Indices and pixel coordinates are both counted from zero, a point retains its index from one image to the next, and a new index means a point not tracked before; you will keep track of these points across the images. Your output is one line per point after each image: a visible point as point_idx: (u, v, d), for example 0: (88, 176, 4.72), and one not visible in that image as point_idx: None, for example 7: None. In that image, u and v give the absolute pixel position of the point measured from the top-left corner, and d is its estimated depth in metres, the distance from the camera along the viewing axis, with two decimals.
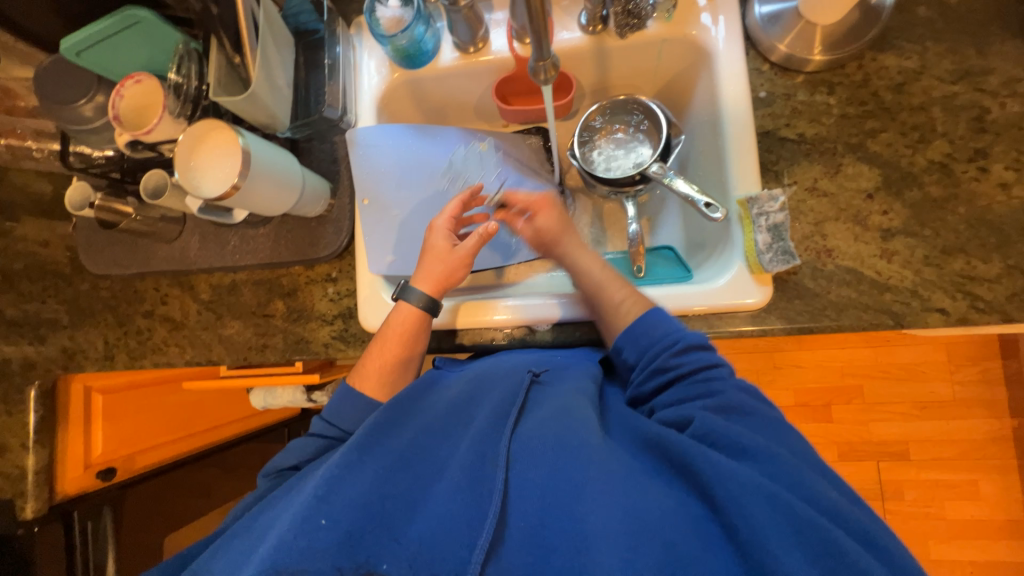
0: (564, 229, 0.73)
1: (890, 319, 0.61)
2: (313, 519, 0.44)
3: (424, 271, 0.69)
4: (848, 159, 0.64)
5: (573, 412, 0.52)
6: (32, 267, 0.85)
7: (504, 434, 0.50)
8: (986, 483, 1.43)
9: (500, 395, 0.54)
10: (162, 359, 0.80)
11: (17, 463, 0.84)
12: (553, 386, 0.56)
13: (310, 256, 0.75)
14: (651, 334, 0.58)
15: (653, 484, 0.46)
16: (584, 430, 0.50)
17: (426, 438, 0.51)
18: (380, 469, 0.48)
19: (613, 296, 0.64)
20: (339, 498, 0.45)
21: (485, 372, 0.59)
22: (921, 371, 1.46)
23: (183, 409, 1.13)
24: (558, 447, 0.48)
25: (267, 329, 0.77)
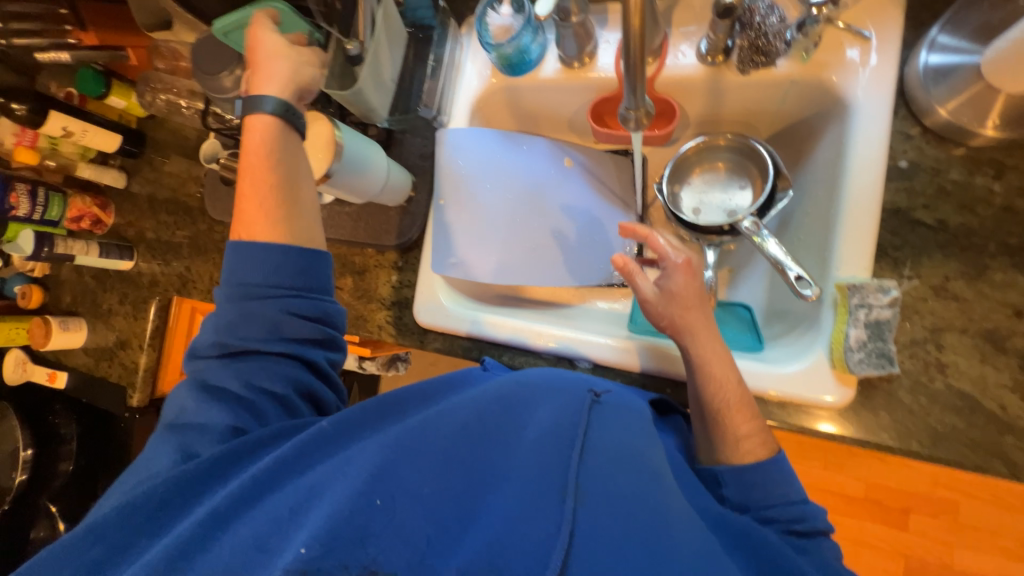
0: (696, 310, 0.57)
1: (1004, 466, 0.50)
2: (368, 500, 0.41)
3: (257, 71, 0.58)
4: (998, 262, 0.52)
5: (640, 455, 0.46)
6: (169, 200, 1.00)
7: (572, 457, 0.44)
8: None
9: (561, 412, 0.49)
10: None
11: (133, 360, 1.01)
12: (618, 418, 0.50)
13: (382, 242, 0.79)
14: (748, 456, 0.52)
15: None
16: (655, 483, 0.43)
17: (483, 436, 0.46)
18: (434, 457, 0.44)
19: (739, 427, 0.53)
20: (394, 483, 0.42)
21: (548, 382, 0.55)
22: None
23: None
24: (630, 491, 0.42)
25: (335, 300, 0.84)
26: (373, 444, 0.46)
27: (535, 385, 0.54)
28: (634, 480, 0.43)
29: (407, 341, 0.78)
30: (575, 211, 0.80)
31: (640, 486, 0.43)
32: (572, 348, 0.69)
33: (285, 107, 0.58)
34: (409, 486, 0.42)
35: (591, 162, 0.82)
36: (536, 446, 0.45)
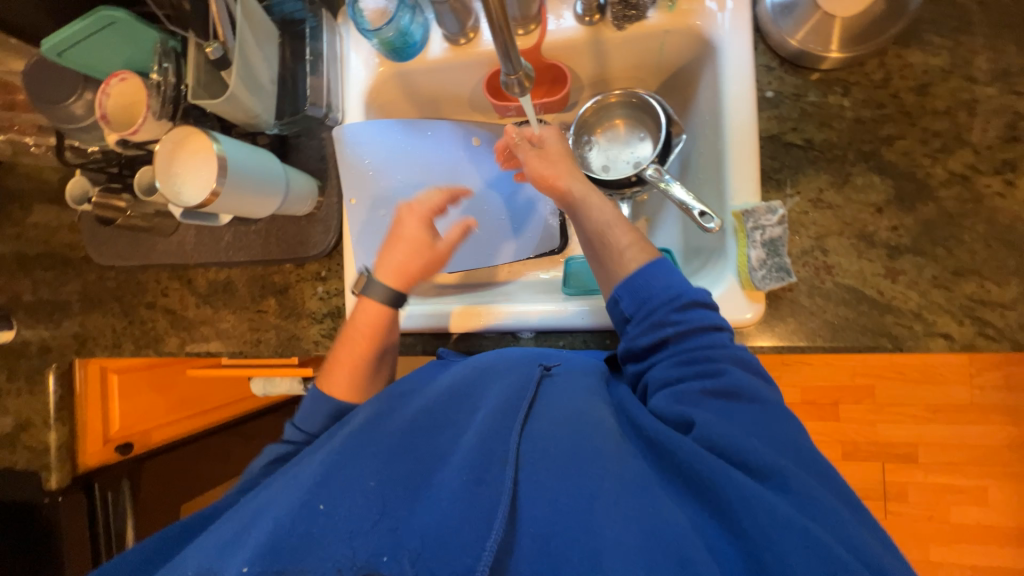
0: (566, 167, 0.65)
1: (890, 342, 0.57)
2: (312, 505, 0.42)
3: (388, 262, 0.68)
4: (858, 168, 0.59)
5: (579, 414, 0.51)
6: (41, 254, 0.88)
7: (514, 432, 0.48)
8: (996, 489, 1.40)
9: (505, 391, 0.54)
10: (165, 348, 0.83)
11: (41, 439, 0.90)
12: (558, 384, 0.56)
13: (300, 255, 0.76)
14: (652, 286, 0.55)
15: (668, 499, 0.44)
16: (594, 433, 0.49)
17: (432, 430, 0.51)
18: (381, 458, 0.47)
19: (618, 239, 0.59)
20: (339, 486, 0.44)
21: (491, 366, 0.59)
22: (939, 374, 1.40)
23: (194, 387, 1.20)
24: (566, 445, 0.47)
25: (261, 325, 0.79)
26: (324, 456, 0.48)
27: (480, 372, 0.58)
28: (571, 434, 0.48)
29: None
30: (492, 188, 0.81)
31: (575, 437, 0.48)
32: (517, 323, 0.70)
33: (397, 300, 0.68)
34: (356, 485, 0.44)
35: (499, 138, 0.81)
36: (481, 425, 0.49)
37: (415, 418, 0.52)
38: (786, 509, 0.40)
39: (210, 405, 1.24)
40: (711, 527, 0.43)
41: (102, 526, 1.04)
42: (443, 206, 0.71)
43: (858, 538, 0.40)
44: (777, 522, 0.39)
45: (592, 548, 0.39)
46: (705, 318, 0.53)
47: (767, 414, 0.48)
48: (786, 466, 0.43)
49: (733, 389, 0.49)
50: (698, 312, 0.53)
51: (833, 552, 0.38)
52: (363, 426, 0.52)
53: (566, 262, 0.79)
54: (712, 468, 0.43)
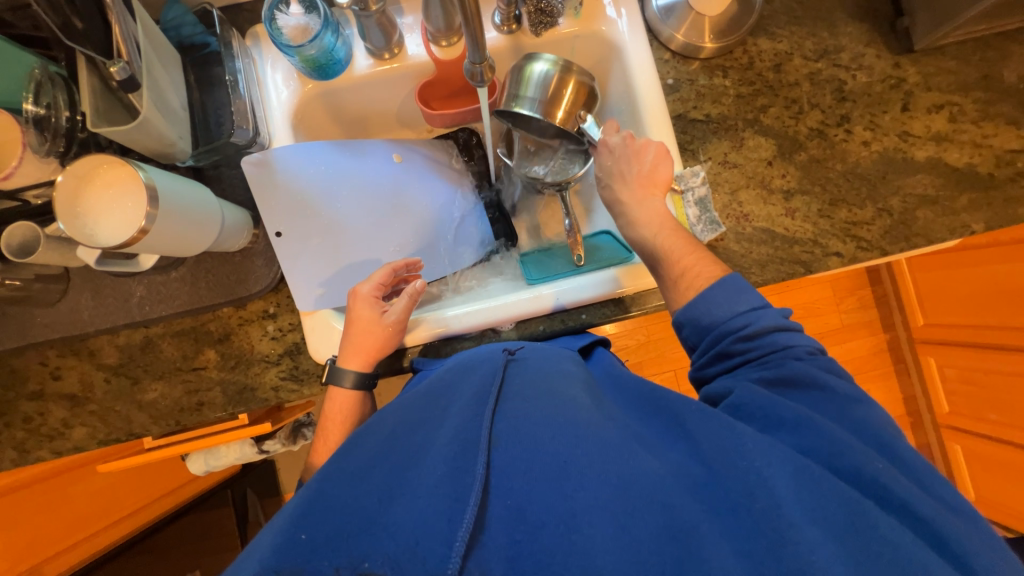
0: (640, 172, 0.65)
1: (802, 267, 0.70)
2: (294, 535, 0.37)
3: (347, 347, 0.65)
4: (748, 132, 0.72)
5: (552, 389, 0.51)
6: None
7: (485, 416, 0.46)
8: (876, 389, 1.73)
9: (477, 385, 0.52)
10: (66, 444, 0.67)
11: None
12: (534, 368, 0.56)
13: (241, 294, 0.68)
14: (715, 314, 0.54)
15: (647, 454, 0.44)
16: (569, 405, 0.48)
17: (406, 435, 0.47)
18: (357, 472, 0.43)
19: (672, 269, 0.60)
20: (318, 512, 0.39)
21: (465, 365, 0.59)
22: (817, 307, 1.71)
23: (93, 499, 0.94)
24: (547, 416, 0.46)
25: (200, 384, 0.68)
26: (302, 490, 0.43)
27: (457, 374, 0.58)
28: (556, 408, 0.47)
29: (315, 387, 0.69)
30: (433, 201, 0.82)
31: (556, 405, 0.48)
32: (488, 321, 0.70)
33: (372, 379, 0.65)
34: (326, 504, 0.40)
35: (429, 152, 0.84)
36: (456, 418, 0.47)
37: (388, 433, 0.49)
38: (781, 448, 0.42)
39: (125, 511, 1.00)
40: (697, 468, 0.43)
41: None
42: (388, 281, 0.70)
43: (844, 453, 0.42)
44: (771, 466, 0.41)
45: (569, 511, 0.38)
46: (774, 342, 0.51)
47: (828, 402, 0.47)
48: (805, 414, 0.45)
49: (790, 379, 0.48)
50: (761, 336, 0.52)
51: (812, 477, 0.40)
52: (341, 449, 0.48)
53: (520, 259, 0.84)
54: (698, 419, 0.46)
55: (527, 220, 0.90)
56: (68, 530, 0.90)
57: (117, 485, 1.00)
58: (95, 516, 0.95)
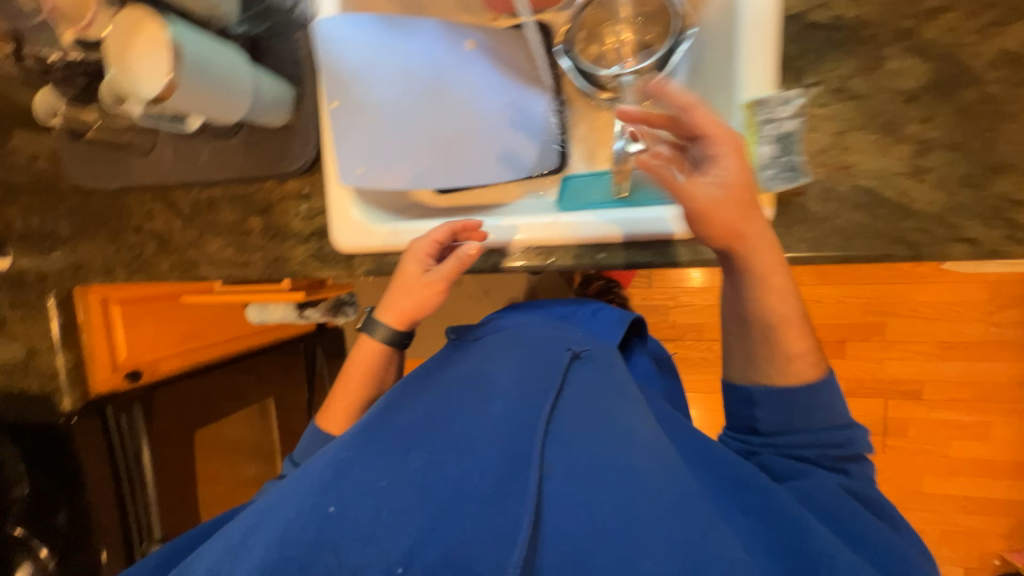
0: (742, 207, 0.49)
1: (906, 250, 0.53)
2: (321, 507, 0.43)
3: (388, 300, 0.69)
4: (892, 50, 0.52)
5: (608, 414, 0.51)
6: (36, 183, 0.89)
7: (537, 436, 0.47)
8: (1000, 425, 1.39)
9: (526, 387, 0.54)
10: (155, 273, 0.83)
11: (49, 365, 0.95)
12: (581, 381, 0.56)
13: (280, 171, 0.72)
14: (812, 420, 0.51)
15: (715, 519, 0.41)
16: (627, 444, 0.47)
17: (444, 420, 0.51)
18: (391, 452, 0.48)
19: (791, 347, 0.52)
20: (350, 488, 0.45)
21: (515, 354, 0.61)
22: (955, 310, 1.37)
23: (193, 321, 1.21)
24: (596, 453, 0.46)
25: (248, 247, 0.77)
26: (338, 454, 0.49)
27: (501, 363, 0.59)
28: (618, 444, 0.47)
29: (334, 271, 0.73)
30: (485, 99, 0.74)
31: (609, 434, 0.48)
32: (541, 238, 0.66)
33: (399, 336, 0.70)
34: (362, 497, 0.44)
35: (492, 40, 0.74)
36: (502, 421, 0.49)
37: (431, 406, 0.53)
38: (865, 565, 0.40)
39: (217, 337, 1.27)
40: (765, 552, 0.40)
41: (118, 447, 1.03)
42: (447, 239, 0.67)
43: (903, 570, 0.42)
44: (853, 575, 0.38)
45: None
46: (863, 465, 0.51)
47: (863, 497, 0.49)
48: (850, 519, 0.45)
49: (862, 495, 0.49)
50: (845, 458, 0.51)
51: None
52: (377, 421, 0.53)
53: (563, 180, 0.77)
54: (764, 500, 0.45)
55: (584, 136, 0.80)
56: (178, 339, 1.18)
57: (210, 318, 1.27)
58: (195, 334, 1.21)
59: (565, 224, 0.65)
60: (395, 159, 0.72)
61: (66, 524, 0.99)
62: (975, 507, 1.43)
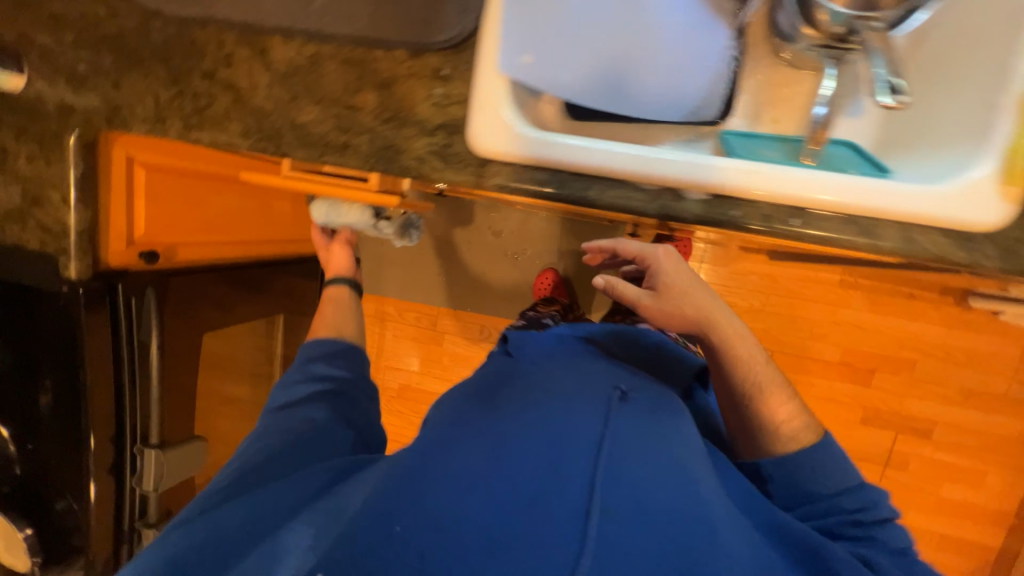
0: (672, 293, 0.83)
1: None
2: (393, 529, 0.58)
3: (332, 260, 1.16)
4: None
5: (647, 449, 0.65)
6: None
7: (593, 462, 0.62)
8: (992, 475, 1.46)
9: (584, 432, 0.66)
10: (221, 133, 0.67)
11: (58, 220, 0.78)
12: (627, 428, 0.68)
13: (422, 39, 0.59)
14: (823, 483, 0.69)
15: (721, 536, 0.57)
16: (665, 480, 0.62)
17: (515, 442, 0.65)
18: (474, 483, 0.61)
19: (777, 414, 0.74)
20: (418, 526, 0.58)
21: (568, 389, 0.75)
22: (985, 361, 1.40)
23: (221, 209, 1.09)
24: (636, 495, 0.60)
25: (353, 127, 0.63)
26: (416, 465, 0.66)
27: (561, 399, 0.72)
28: (670, 487, 0.61)
29: (458, 175, 0.61)
30: (666, 17, 0.65)
31: (660, 480, 0.62)
32: (732, 186, 0.55)
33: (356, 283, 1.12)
34: (455, 477, 0.62)
35: None
36: (562, 448, 0.64)
37: (503, 429, 0.68)
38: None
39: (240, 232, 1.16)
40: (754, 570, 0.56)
41: (124, 333, 0.87)
42: None
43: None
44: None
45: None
46: (890, 534, 0.65)
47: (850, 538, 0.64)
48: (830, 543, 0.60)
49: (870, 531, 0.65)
50: (869, 522, 0.66)
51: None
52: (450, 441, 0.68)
53: (723, 135, 0.67)
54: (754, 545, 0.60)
55: (755, 92, 0.71)
56: (201, 224, 1.05)
57: (227, 212, 1.11)
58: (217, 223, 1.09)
59: (770, 176, 0.54)
60: (567, 56, 0.61)
61: (51, 409, 0.83)
62: (947, 545, 1.51)
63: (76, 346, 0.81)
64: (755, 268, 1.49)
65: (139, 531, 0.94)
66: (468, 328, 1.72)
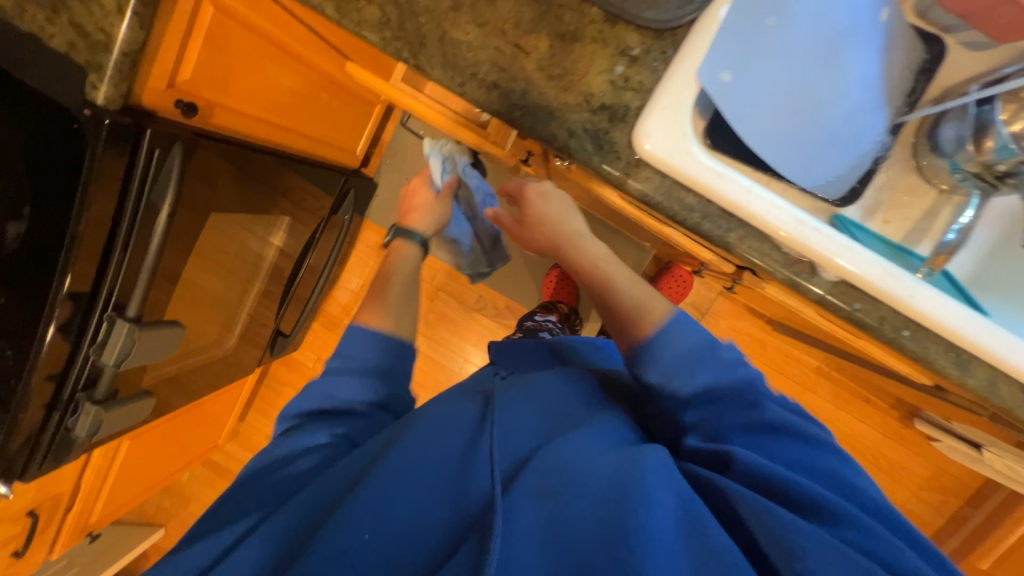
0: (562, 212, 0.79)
1: None
2: (359, 533, 0.51)
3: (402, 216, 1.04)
4: None
5: (571, 435, 0.57)
6: None
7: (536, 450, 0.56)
8: None
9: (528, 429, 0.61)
10: (354, 11, 0.56)
11: (101, 27, 0.60)
12: (525, 399, 0.64)
13: (627, 11, 0.54)
14: None
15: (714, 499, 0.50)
16: (587, 450, 0.55)
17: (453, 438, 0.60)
18: (400, 483, 0.54)
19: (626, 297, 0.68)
20: (362, 518, 0.51)
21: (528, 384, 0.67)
22: (900, 473, 1.58)
23: (263, 81, 0.98)
24: (579, 471, 0.52)
25: (510, 70, 0.56)
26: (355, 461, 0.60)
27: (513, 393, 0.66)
28: (585, 459, 0.54)
29: (605, 165, 0.56)
30: (845, 90, 0.64)
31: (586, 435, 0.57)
32: (854, 274, 0.55)
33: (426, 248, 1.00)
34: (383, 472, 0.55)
35: (889, 39, 0.64)
36: (502, 439, 0.59)
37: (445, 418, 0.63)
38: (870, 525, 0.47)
39: (275, 116, 1.06)
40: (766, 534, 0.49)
41: (134, 187, 0.73)
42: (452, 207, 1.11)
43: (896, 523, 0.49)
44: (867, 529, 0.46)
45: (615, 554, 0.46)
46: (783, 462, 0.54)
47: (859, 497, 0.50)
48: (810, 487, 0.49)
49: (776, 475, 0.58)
50: None
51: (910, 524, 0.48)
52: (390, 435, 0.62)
53: (839, 219, 0.66)
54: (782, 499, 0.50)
55: (883, 189, 0.70)
56: (239, 93, 0.93)
57: (280, 90, 1.04)
58: (253, 97, 0.97)
59: (907, 286, 0.54)
60: (756, 87, 0.60)
61: (19, 242, 0.69)
62: None
63: (73, 182, 0.67)
64: (749, 330, 1.56)
65: (80, 403, 0.84)
66: (463, 292, 1.67)
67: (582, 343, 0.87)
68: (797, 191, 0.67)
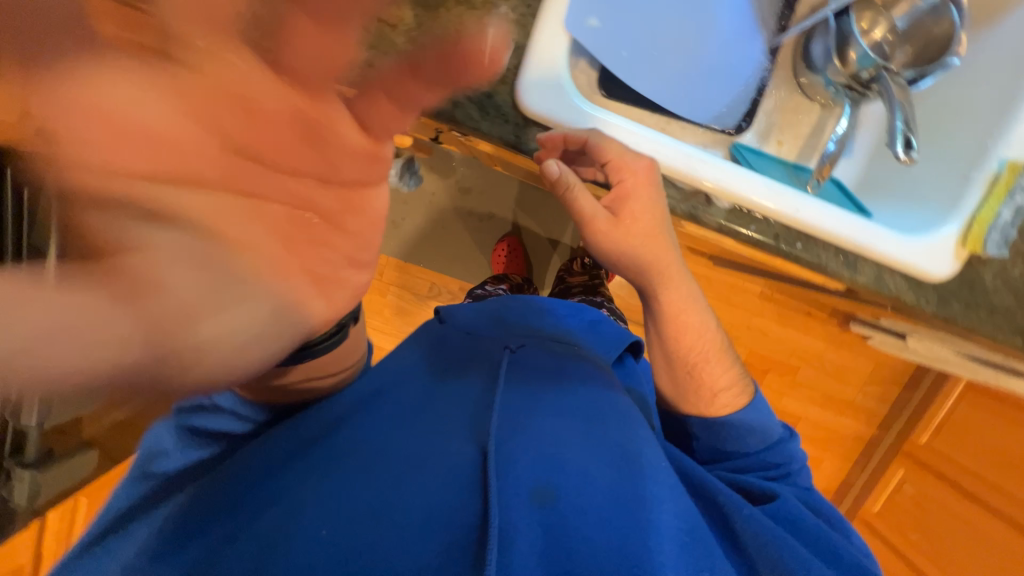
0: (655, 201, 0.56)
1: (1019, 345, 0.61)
2: (318, 531, 0.47)
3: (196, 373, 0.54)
4: None
5: (580, 430, 0.59)
6: None
7: (543, 440, 0.57)
8: (827, 461, 1.84)
9: (522, 412, 0.60)
10: None
11: None
12: (520, 380, 0.65)
13: None
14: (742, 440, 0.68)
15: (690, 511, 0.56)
16: (587, 448, 0.57)
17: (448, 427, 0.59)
18: (387, 475, 0.52)
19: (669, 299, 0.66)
20: (332, 512, 0.49)
21: (520, 371, 0.67)
22: (846, 374, 1.72)
23: None
24: (581, 467, 0.55)
25: (379, 46, 0.54)
26: (321, 452, 0.57)
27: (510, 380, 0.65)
28: (583, 451, 0.56)
29: (495, 130, 0.56)
30: (716, 20, 0.67)
31: (577, 433, 0.59)
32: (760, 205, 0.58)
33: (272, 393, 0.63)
34: (367, 469, 0.53)
35: None
36: (499, 423, 0.58)
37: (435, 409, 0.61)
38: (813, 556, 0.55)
39: None
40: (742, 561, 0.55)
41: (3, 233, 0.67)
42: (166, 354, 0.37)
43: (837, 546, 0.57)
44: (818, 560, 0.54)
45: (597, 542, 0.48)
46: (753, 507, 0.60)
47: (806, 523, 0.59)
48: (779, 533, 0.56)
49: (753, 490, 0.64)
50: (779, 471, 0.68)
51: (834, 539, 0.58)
52: (368, 425, 0.60)
53: (736, 148, 0.70)
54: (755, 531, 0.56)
55: (771, 112, 0.73)
56: None
57: None
58: None
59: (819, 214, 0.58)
60: (626, 29, 0.62)
61: None
62: None
63: None
64: (695, 269, 1.62)
65: (11, 469, 0.82)
66: (416, 283, 1.64)
67: (542, 306, 0.82)
68: (691, 126, 0.69)
